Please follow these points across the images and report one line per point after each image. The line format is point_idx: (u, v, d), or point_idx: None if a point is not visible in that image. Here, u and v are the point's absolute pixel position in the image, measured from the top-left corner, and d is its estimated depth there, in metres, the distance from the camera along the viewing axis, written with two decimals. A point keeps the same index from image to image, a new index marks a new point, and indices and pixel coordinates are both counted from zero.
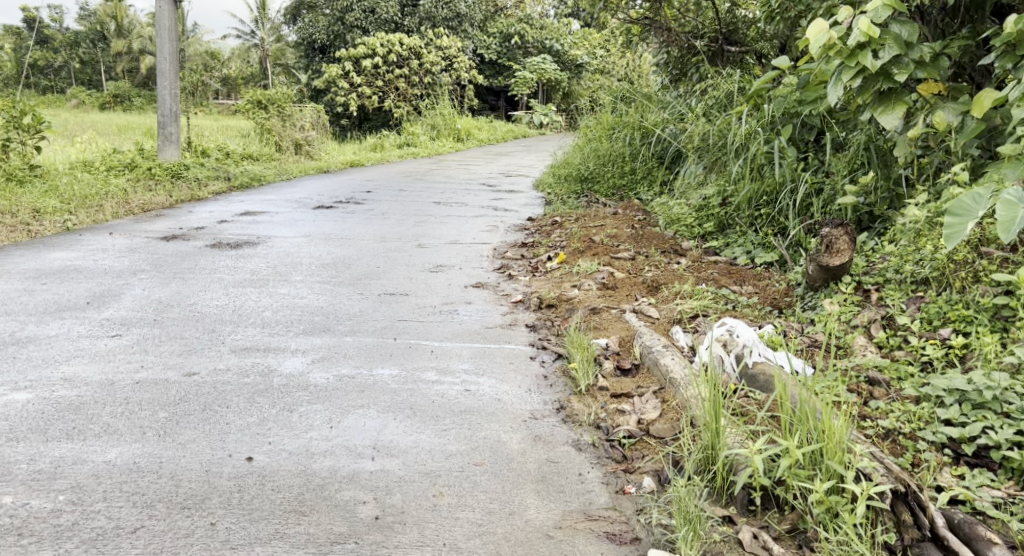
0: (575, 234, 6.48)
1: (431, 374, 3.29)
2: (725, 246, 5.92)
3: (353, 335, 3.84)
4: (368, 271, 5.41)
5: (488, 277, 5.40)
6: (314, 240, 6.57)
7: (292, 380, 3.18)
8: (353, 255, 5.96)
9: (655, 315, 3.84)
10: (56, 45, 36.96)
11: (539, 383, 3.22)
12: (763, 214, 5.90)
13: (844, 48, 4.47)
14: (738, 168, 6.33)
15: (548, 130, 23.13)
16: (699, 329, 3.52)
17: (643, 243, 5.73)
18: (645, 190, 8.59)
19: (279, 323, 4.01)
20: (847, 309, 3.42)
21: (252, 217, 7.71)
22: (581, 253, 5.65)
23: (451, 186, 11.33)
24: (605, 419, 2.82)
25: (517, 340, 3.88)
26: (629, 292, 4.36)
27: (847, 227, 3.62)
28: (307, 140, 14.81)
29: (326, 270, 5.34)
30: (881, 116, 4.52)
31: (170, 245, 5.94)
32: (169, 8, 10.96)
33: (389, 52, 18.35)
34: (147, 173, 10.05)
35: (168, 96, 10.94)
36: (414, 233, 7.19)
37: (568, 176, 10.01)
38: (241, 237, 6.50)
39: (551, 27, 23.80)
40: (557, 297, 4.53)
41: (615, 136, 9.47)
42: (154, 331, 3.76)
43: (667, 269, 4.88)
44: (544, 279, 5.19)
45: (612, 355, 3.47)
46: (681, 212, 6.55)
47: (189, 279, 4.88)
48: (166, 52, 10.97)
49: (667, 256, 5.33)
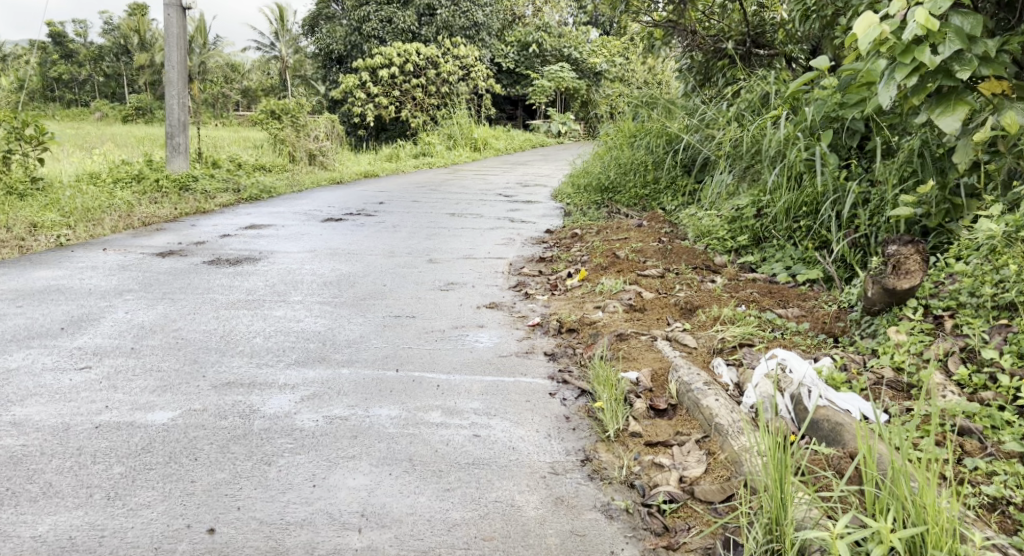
0: (597, 247, 6.07)
1: (436, 415, 2.87)
2: (761, 262, 5.52)
3: (351, 366, 3.42)
4: (374, 290, 5.00)
5: (503, 296, 4.97)
6: (320, 255, 6.18)
7: (277, 423, 2.77)
8: (360, 272, 5.56)
9: (692, 343, 3.39)
10: (81, 59, 37.26)
11: (560, 427, 2.79)
12: (802, 227, 5.50)
13: (898, 43, 3.99)
14: (774, 177, 5.89)
15: (566, 139, 22.71)
16: (744, 362, 3.07)
17: (672, 257, 5.29)
18: (669, 200, 8.16)
19: (270, 352, 3.60)
20: (917, 338, 2.97)
21: (257, 231, 7.34)
22: (605, 269, 5.22)
23: (467, 196, 10.93)
24: (639, 476, 2.39)
25: (535, 372, 3.45)
26: (660, 314, 3.94)
27: (919, 247, 3.24)
28: (322, 150, 14.50)
29: (328, 289, 4.94)
30: (939, 118, 4.04)
31: (165, 261, 5.58)
32: (178, 16, 10.55)
33: (406, 61, 18.06)
34: (154, 186, 9.73)
35: (177, 107, 10.61)
36: (426, 247, 6.79)
37: (588, 186, 9.59)
38: (242, 253, 6.13)
39: (570, 35, 23.42)
40: (580, 319, 4.10)
41: (637, 144, 9.03)
42: (129, 361, 3.34)
43: (701, 288, 4.46)
44: (564, 298, 4.76)
45: (644, 393, 3.03)
46: (712, 223, 6.12)
47: (178, 300, 4.49)
48: (174, 61, 10.59)
49: (700, 273, 4.90)
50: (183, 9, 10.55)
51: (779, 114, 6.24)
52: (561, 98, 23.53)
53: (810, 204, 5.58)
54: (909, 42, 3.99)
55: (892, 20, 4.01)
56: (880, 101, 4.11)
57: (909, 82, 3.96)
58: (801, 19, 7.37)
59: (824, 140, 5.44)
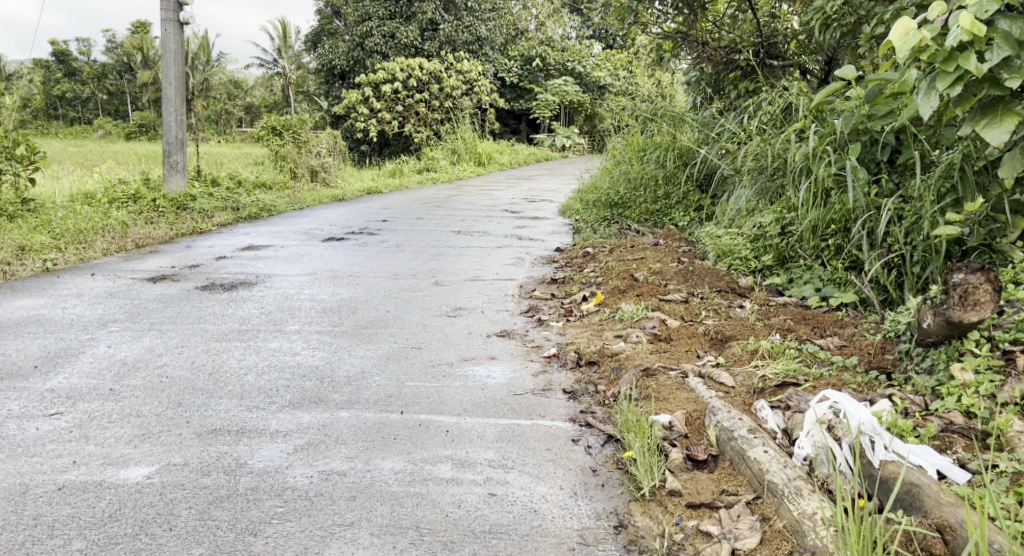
0: (613, 268, 5.76)
1: (445, 468, 2.55)
2: (788, 284, 5.23)
3: (351, 409, 3.10)
4: (377, 317, 4.68)
5: (514, 322, 4.65)
6: (319, 279, 5.87)
7: (266, 481, 2.44)
8: (361, 297, 5.24)
9: (729, 380, 3.09)
10: (84, 77, 37.19)
11: (587, 482, 2.49)
12: (831, 247, 5.24)
13: (939, 50, 3.67)
14: (799, 193, 5.59)
15: (570, 153, 22.47)
16: (791, 406, 2.77)
17: (694, 280, 4.97)
18: (681, 216, 7.87)
19: (261, 392, 3.28)
20: (986, 378, 2.67)
21: (255, 252, 7.03)
22: (623, 293, 4.89)
23: (472, 213, 10.64)
24: (683, 546, 2.19)
25: (554, 413, 3.12)
26: (690, 346, 3.63)
27: (990, 274, 2.85)
28: (324, 166, 14.22)
29: (328, 317, 4.63)
30: (985, 130, 3.70)
31: (156, 287, 5.26)
32: (175, 31, 10.24)
33: (409, 76, 17.83)
34: (151, 206, 9.43)
35: (174, 124, 10.31)
36: (430, 268, 6.48)
37: (596, 202, 9.30)
38: (238, 277, 5.81)
39: (573, 49, 23.20)
40: (601, 349, 3.79)
41: (647, 158, 8.73)
42: (106, 406, 3.00)
43: (729, 316, 4.15)
44: (580, 325, 4.44)
45: (679, 439, 2.73)
46: (733, 242, 5.81)
47: (166, 330, 4.17)
48: (172, 76, 10.28)
49: (726, 298, 4.59)
50: (180, 23, 10.25)
51: (803, 127, 5.94)
52: (565, 112, 23.27)
53: (837, 223, 5.29)
54: (952, 48, 3.66)
55: (933, 26, 3.69)
56: (921, 113, 3.82)
57: (953, 93, 3.64)
58: (820, 28, 7.07)
59: (853, 154, 5.15)
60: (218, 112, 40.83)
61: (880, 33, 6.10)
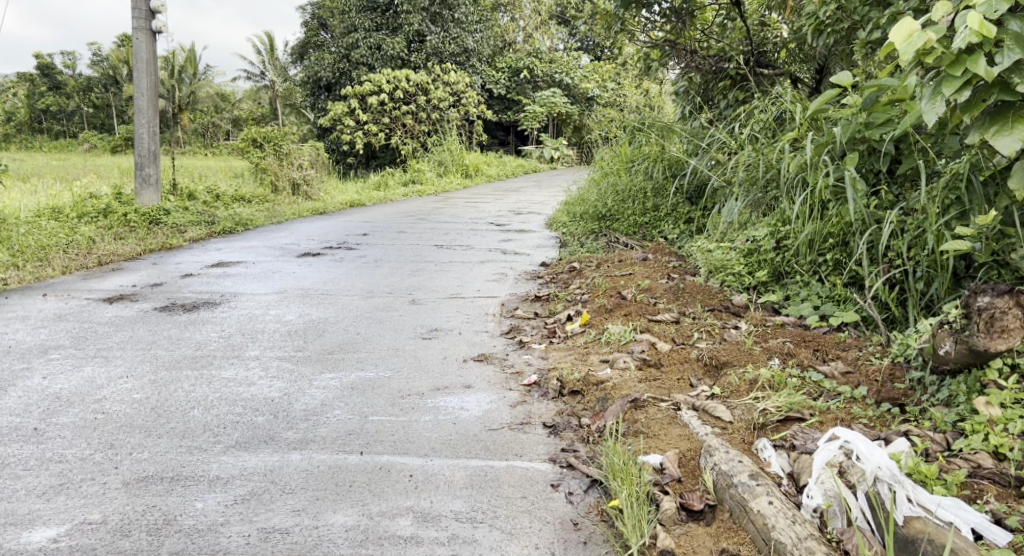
0: (600, 285, 5.44)
1: (406, 523, 2.30)
2: (785, 302, 4.95)
3: (304, 450, 2.78)
4: (345, 341, 4.35)
5: (493, 345, 4.34)
6: (289, 298, 5.54)
7: (195, 542, 2.20)
8: (331, 318, 4.92)
9: (726, 414, 2.78)
10: (69, 90, 36.80)
11: (567, 540, 2.26)
12: (829, 262, 4.97)
13: (945, 53, 3.37)
14: (795, 205, 5.31)
15: (558, 164, 22.22)
16: (797, 446, 2.46)
17: (685, 298, 4.67)
18: (671, 229, 7.59)
19: (207, 429, 2.95)
20: (1016, 414, 2.40)
21: (224, 270, 6.69)
22: (609, 312, 4.57)
23: (456, 226, 10.33)
24: None
25: (532, 452, 2.80)
26: (682, 374, 3.32)
27: (1017, 296, 2.62)
28: (307, 179, 13.90)
29: (291, 341, 4.30)
30: (996, 138, 3.36)
31: (110, 308, 4.92)
32: (147, 40, 9.89)
33: (395, 88, 17.56)
34: (123, 221, 9.09)
35: (147, 136, 9.97)
36: (408, 285, 6.16)
37: (583, 214, 9.02)
38: (202, 296, 5.48)
39: (561, 61, 22.99)
40: (585, 376, 3.47)
41: (635, 169, 8.44)
42: (25, 451, 2.67)
43: (724, 339, 3.84)
44: (564, 349, 4.14)
45: (671, 485, 2.44)
46: (725, 257, 5.51)
47: (113, 357, 3.83)
48: (144, 87, 9.93)
49: (720, 317, 4.29)
50: (153, 32, 9.90)
51: (798, 137, 5.65)
52: (553, 123, 23.03)
53: (835, 237, 5.02)
54: (959, 51, 3.37)
55: (938, 27, 3.41)
56: (926, 119, 3.53)
57: (961, 98, 3.35)
58: (813, 35, 6.81)
59: (852, 164, 4.88)
60: (205, 125, 40.45)
61: (876, 38, 5.84)
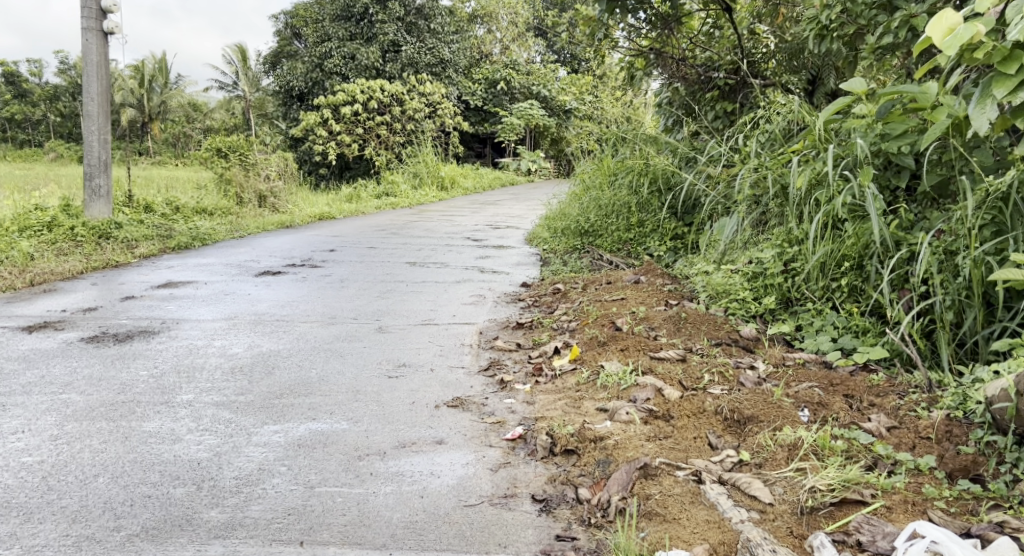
0: (589, 311, 4.86)
1: None
2: (796, 333, 4.40)
3: (226, 541, 2.24)
4: (296, 381, 3.74)
5: (469, 385, 3.75)
6: (239, 325, 4.93)
7: None
8: (283, 350, 4.31)
9: (764, 493, 2.28)
10: (35, 98, 35.84)
11: None
12: (844, 287, 4.44)
13: (996, 47, 2.83)
14: (805, 224, 4.77)
15: (536, 177, 21.66)
16: (866, 546, 2.03)
17: (689, 330, 4.10)
18: (657, 246, 7.08)
19: (107, 508, 2.36)
20: None
21: (171, 291, 6.07)
22: (603, 346, 3.99)
23: (430, 241, 9.73)
24: None
25: (518, 542, 2.25)
26: (698, 430, 2.75)
27: None
28: (273, 191, 13.27)
29: (232, 382, 3.70)
30: None
31: (28, 339, 4.28)
32: (98, 41, 9.22)
33: (369, 98, 16.98)
34: (69, 235, 8.44)
35: (97, 144, 9.30)
36: (375, 309, 5.56)
37: (565, 230, 8.49)
38: (140, 323, 4.86)
39: (539, 73, 22.53)
40: (580, 431, 2.89)
41: (618, 183, 7.90)
42: None
43: (741, 384, 3.27)
44: (551, 392, 3.55)
45: None
46: (729, 280, 4.94)
47: (12, 405, 3.22)
48: (94, 91, 9.25)
49: (732, 354, 3.72)
50: (104, 33, 9.24)
51: (807, 148, 5.12)
52: (530, 136, 22.54)
53: (851, 261, 4.50)
54: (1014, 45, 2.84)
55: (985, 19, 2.87)
56: (975, 126, 3.03)
57: (1016, 100, 2.82)
58: (814, 39, 6.12)
59: (870, 180, 4.38)
60: (176, 135, 39.59)
61: (887, 44, 5.31)
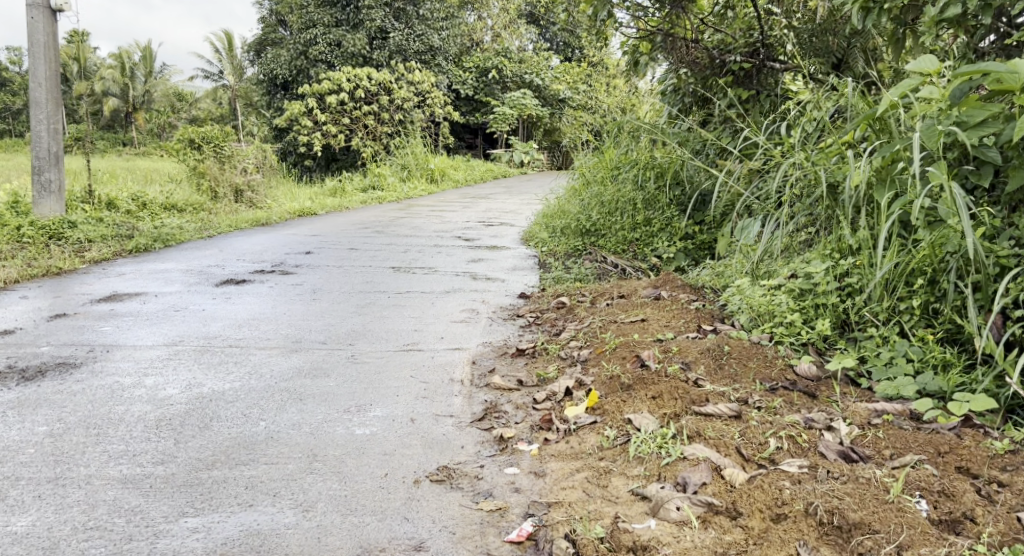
0: (604, 337, 4.02)
1: None
2: (860, 368, 3.57)
3: None
4: (235, 440, 2.92)
5: (457, 443, 2.91)
6: (183, 353, 4.11)
7: None
8: (228, 392, 3.47)
9: None
10: (16, 88, 34.84)
11: None
12: (915, 309, 3.60)
13: None
14: (864, 231, 3.94)
15: (529, 168, 20.76)
16: None
17: (733, 371, 3.28)
18: (666, 247, 6.26)
19: None
20: None
21: (113, 306, 5.24)
22: (628, 392, 3.15)
23: (417, 241, 8.87)
24: None
25: None
26: (784, 543, 2.06)
27: None
28: (251, 185, 12.37)
29: (152, 442, 2.88)
30: None
31: None
32: (45, 20, 8.35)
33: (355, 87, 16.08)
34: (13, 236, 7.60)
35: (46, 134, 8.45)
36: (349, 329, 4.72)
37: (565, 228, 7.63)
38: (62, 353, 4.06)
39: (530, 61, 21.60)
40: (613, 535, 2.17)
41: (621, 177, 7.03)
42: None
43: (822, 457, 2.46)
44: (564, 458, 2.72)
45: None
46: (769, 299, 4.07)
47: None
48: (41, 76, 8.41)
49: (797, 407, 2.89)
50: (52, 11, 8.39)
51: (861, 138, 4.27)
52: (522, 125, 21.71)
53: (923, 276, 3.65)
54: None
55: None
56: None
57: None
58: (857, 12, 5.00)
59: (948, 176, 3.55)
60: (161, 125, 38.54)
61: (951, 16, 4.25)
